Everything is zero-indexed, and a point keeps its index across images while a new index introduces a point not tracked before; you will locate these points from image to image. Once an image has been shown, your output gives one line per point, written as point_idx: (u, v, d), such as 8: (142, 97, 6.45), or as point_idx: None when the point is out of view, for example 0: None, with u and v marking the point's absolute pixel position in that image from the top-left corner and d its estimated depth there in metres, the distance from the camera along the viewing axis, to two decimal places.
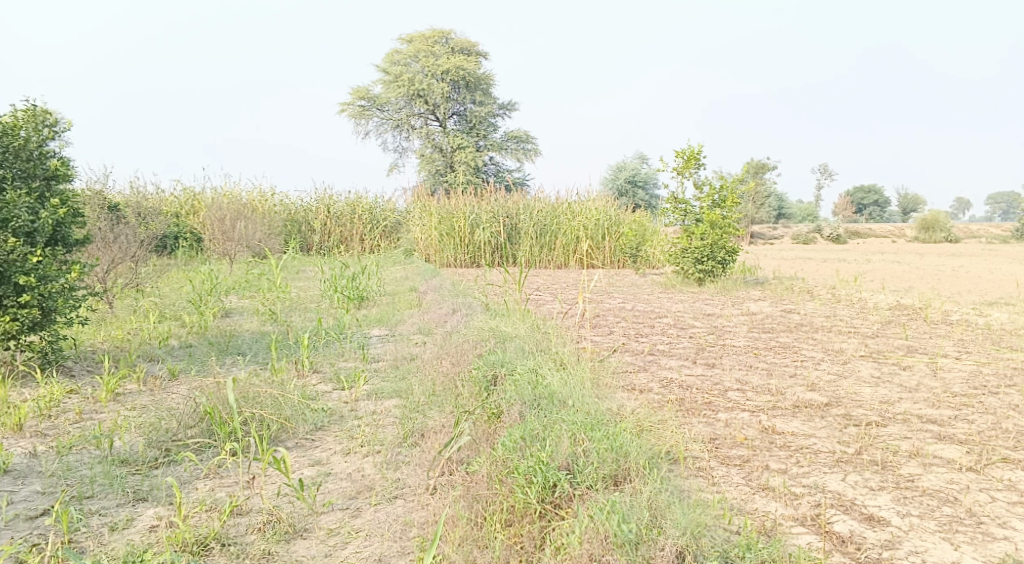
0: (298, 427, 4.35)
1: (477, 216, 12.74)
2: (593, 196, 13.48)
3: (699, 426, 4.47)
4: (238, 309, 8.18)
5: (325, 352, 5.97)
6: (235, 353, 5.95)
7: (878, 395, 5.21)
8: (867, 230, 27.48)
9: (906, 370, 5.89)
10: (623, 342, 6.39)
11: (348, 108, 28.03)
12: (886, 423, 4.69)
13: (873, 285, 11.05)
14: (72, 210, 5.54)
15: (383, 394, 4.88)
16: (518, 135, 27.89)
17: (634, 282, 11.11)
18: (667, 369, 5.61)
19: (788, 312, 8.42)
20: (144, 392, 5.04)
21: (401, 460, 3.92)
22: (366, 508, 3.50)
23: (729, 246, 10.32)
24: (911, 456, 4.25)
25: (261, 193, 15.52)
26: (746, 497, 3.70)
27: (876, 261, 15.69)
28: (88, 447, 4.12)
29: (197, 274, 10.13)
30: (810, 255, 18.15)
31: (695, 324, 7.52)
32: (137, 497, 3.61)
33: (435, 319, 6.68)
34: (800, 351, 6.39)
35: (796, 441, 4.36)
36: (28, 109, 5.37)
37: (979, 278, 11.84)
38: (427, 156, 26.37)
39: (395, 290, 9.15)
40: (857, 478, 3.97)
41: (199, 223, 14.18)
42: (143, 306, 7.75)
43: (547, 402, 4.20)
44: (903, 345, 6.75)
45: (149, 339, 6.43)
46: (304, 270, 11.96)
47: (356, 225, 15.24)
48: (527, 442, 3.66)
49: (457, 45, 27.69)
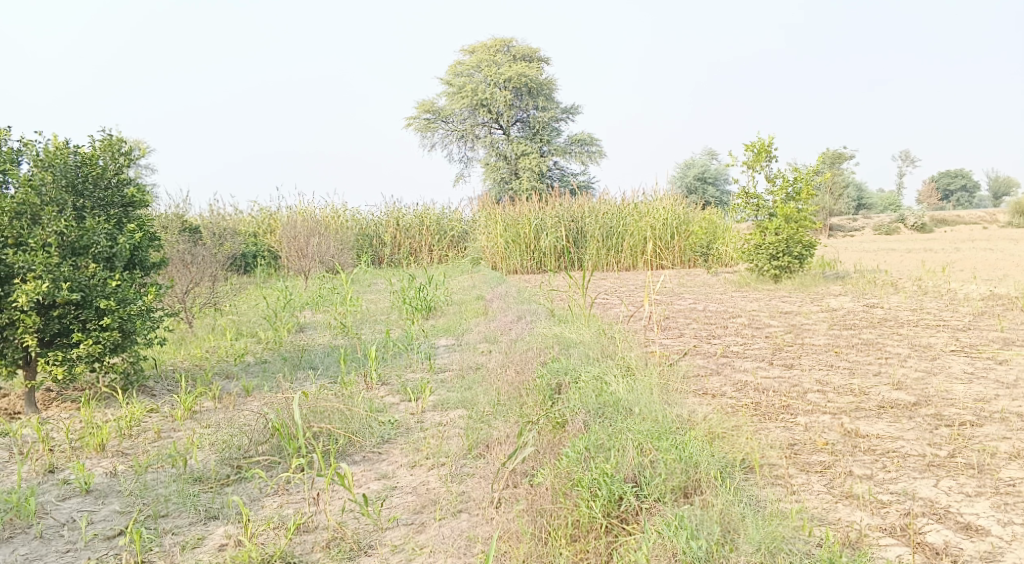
0: (365, 441, 4.35)
1: (543, 221, 12.68)
2: (662, 196, 13.27)
3: (776, 431, 4.29)
4: (310, 324, 8.32)
5: (392, 364, 5.99)
6: (306, 367, 6.02)
7: (972, 393, 4.91)
8: (956, 216, 26.26)
9: (1002, 364, 5.54)
10: (694, 345, 6.22)
11: (415, 121, 28.38)
12: (982, 422, 4.41)
13: (963, 275, 10.52)
14: (148, 233, 5.70)
15: (450, 405, 4.85)
16: (584, 138, 27.76)
17: (706, 281, 10.87)
18: (742, 371, 5.43)
19: (871, 307, 8.07)
20: (219, 409, 5.13)
21: (467, 473, 3.88)
22: (432, 523, 3.46)
23: (805, 240, 9.99)
24: (1010, 458, 3.98)
25: (332, 209, 15.83)
26: (828, 507, 3.51)
27: (966, 249, 14.95)
28: (164, 466, 4.19)
29: (271, 291, 10.37)
30: (894, 245, 17.46)
31: (771, 323, 7.28)
32: (208, 515, 3.66)
33: (502, 327, 6.64)
34: (884, 348, 6.10)
35: (882, 444, 4.14)
36: (106, 138, 5.55)
37: None
38: (494, 164, 26.45)
39: (463, 299, 9.16)
40: (950, 483, 3.73)
41: (275, 241, 14.55)
42: (220, 325, 7.94)
43: (612, 410, 4.10)
44: (999, 338, 6.38)
45: (226, 356, 6.57)
46: (375, 283, 12.11)
47: (425, 236, 15.38)
48: (592, 453, 3.56)
49: (518, 52, 27.74)
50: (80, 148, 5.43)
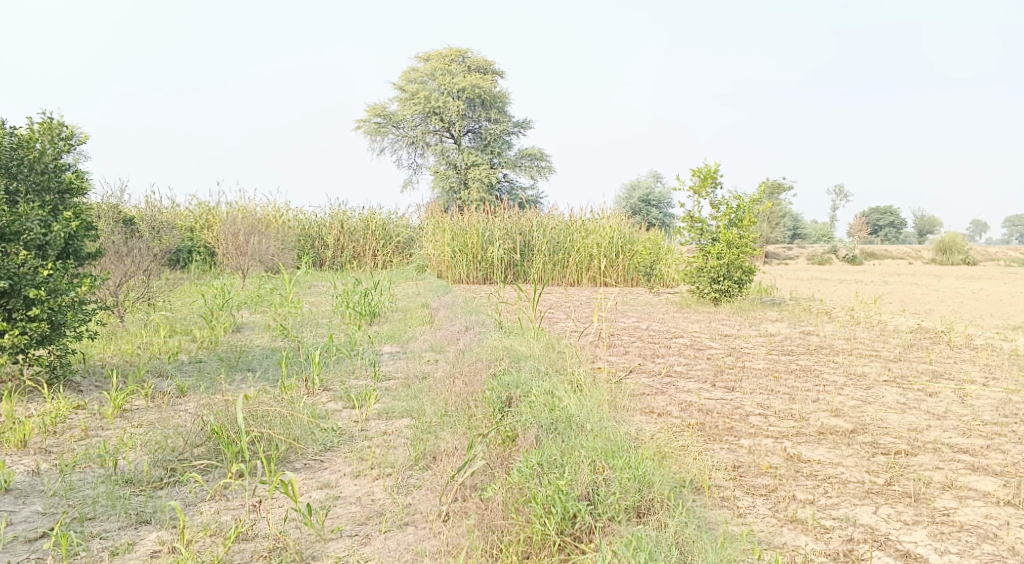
0: (307, 448, 4.23)
1: (491, 232, 12.67)
2: (609, 214, 13.38)
3: (721, 453, 4.31)
4: (248, 324, 8.08)
5: (335, 370, 5.85)
6: (244, 369, 5.82)
7: (905, 422, 5.02)
8: (885, 250, 27.17)
9: (932, 396, 5.68)
10: (639, 364, 6.24)
11: (364, 124, 28.13)
12: (916, 452, 4.50)
13: (893, 308, 10.85)
14: (85, 223, 5.44)
15: (395, 414, 4.75)
16: (532, 152, 27.92)
17: (648, 301, 10.96)
18: (686, 391, 5.45)
19: (806, 334, 8.23)
20: (152, 408, 4.91)
21: (413, 484, 3.81)
22: (376, 535, 3.37)
23: (745, 266, 10.15)
24: (944, 488, 4.05)
25: (275, 208, 15.50)
26: (774, 530, 3.54)
27: (895, 283, 15.46)
28: (92, 466, 3.99)
29: (209, 288, 10.07)
30: (826, 276, 17.94)
31: (712, 345, 7.36)
32: (140, 519, 3.50)
33: (448, 336, 6.57)
34: (821, 375, 6.20)
35: (823, 470, 4.19)
36: (45, 121, 5.30)
37: (998, 301, 11.64)
38: (442, 173, 26.26)
39: (407, 306, 9.05)
40: (889, 511, 3.79)
41: (213, 237, 14.17)
42: (155, 321, 7.65)
43: (564, 425, 4.06)
44: (928, 370, 6.55)
45: (159, 353, 6.32)
46: (317, 286, 11.90)
47: (369, 240, 15.18)
48: (545, 469, 3.53)
49: (473, 63, 27.79)
50: (17, 130, 5.18)
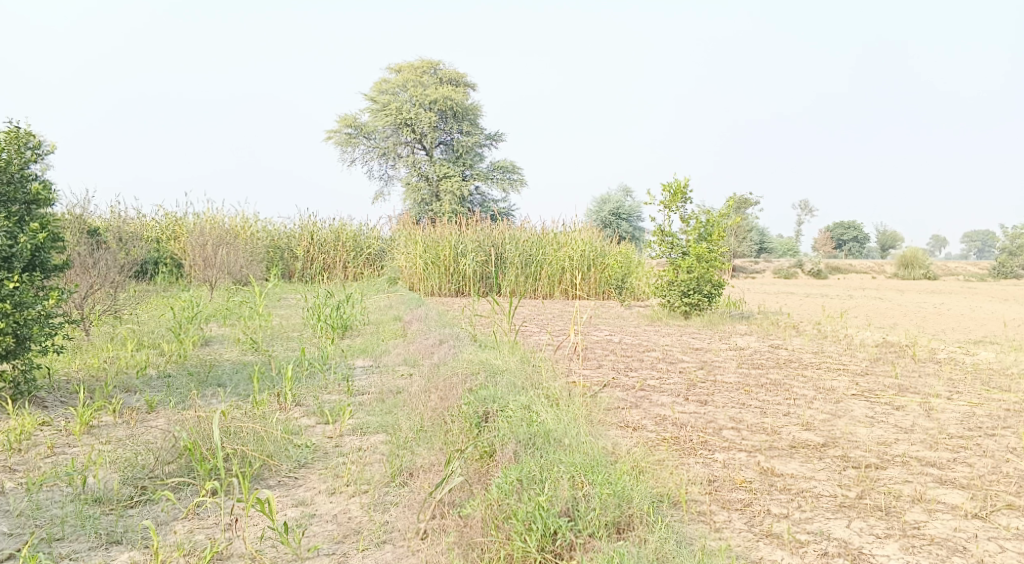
0: (281, 464, 4.19)
1: (463, 245, 12.67)
2: (580, 228, 13.44)
3: (696, 467, 4.34)
4: (218, 337, 7.98)
5: (308, 384, 5.79)
6: (215, 384, 5.74)
7: (874, 436, 5.08)
8: (849, 264, 27.59)
9: (899, 410, 5.75)
10: (613, 377, 6.26)
11: (335, 135, 28.01)
12: (885, 465, 4.55)
13: (859, 322, 11.01)
14: (52, 234, 5.33)
15: (369, 429, 4.72)
16: (503, 165, 27.99)
17: (620, 314, 11.02)
18: (660, 405, 5.48)
19: (775, 348, 8.32)
20: (121, 424, 4.82)
21: (389, 501, 3.81)
22: (354, 553, 3.39)
23: (715, 280, 10.24)
24: (914, 501, 4.10)
25: (243, 219, 15.35)
26: (750, 545, 3.57)
27: (859, 297, 15.70)
28: (60, 484, 3.90)
29: (176, 300, 9.92)
30: (794, 290, 18.18)
31: (684, 359, 7.41)
32: (110, 539, 3.45)
33: (422, 350, 6.54)
34: (791, 389, 6.26)
35: (797, 483, 4.23)
36: (11, 130, 5.20)
37: (960, 316, 11.86)
38: (412, 185, 26.22)
39: (380, 319, 9.01)
40: (861, 525, 3.83)
41: (180, 248, 13.99)
42: (122, 334, 7.51)
43: (542, 441, 4.07)
44: (894, 384, 6.65)
45: (127, 367, 6.21)
46: (286, 298, 11.80)
47: (340, 252, 15.09)
48: (524, 485, 3.54)
49: (444, 75, 27.83)
50: None
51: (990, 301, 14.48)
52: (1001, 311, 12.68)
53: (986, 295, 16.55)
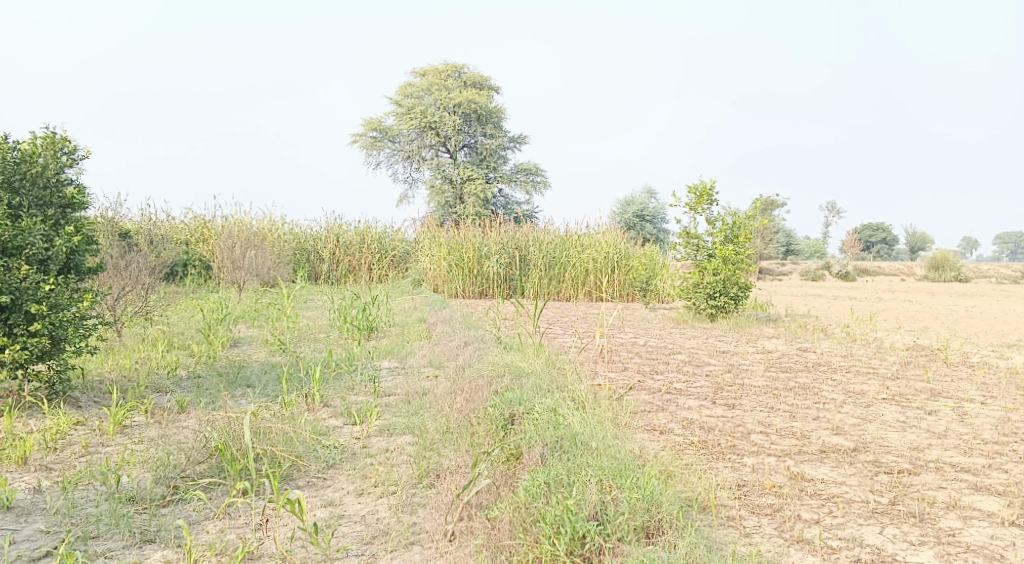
0: (310, 465, 4.21)
1: (488, 247, 12.69)
2: (605, 230, 13.41)
3: (725, 471, 4.31)
4: (245, 339, 8.05)
5: (334, 385, 5.82)
6: (243, 385, 5.79)
7: (906, 441, 5.00)
8: (877, 266, 27.28)
9: (931, 414, 5.67)
10: (639, 380, 6.23)
11: (360, 138, 28.18)
12: (918, 471, 4.48)
13: (889, 325, 10.87)
14: (87, 237, 5.40)
15: (396, 431, 4.74)
16: (528, 167, 28.01)
17: (645, 316, 10.97)
18: (687, 408, 5.44)
19: (803, 351, 8.24)
20: (152, 424, 4.87)
21: (417, 503, 3.82)
22: (383, 555, 3.41)
23: (742, 282, 10.16)
24: (948, 508, 4.03)
25: (270, 221, 15.48)
26: (781, 551, 3.54)
27: (888, 299, 15.52)
28: (94, 483, 3.95)
29: (204, 302, 10.03)
30: (821, 292, 18.00)
31: (710, 361, 7.36)
32: (144, 538, 3.49)
33: (447, 352, 6.56)
34: (820, 393, 6.20)
35: (827, 488, 4.18)
36: (47, 136, 5.28)
37: (993, 319, 11.66)
38: (437, 187, 26.31)
39: (405, 321, 9.04)
40: (894, 531, 3.78)
41: (208, 250, 14.13)
42: (151, 335, 7.60)
43: (569, 444, 4.07)
44: (926, 388, 6.55)
45: (157, 368, 6.27)
46: (313, 300, 11.88)
47: (365, 254, 15.17)
48: (552, 488, 3.54)
49: (469, 78, 27.91)
50: (19, 145, 5.16)
51: (1023, 304, 14.25)
52: None
53: (1019, 297, 16.29)
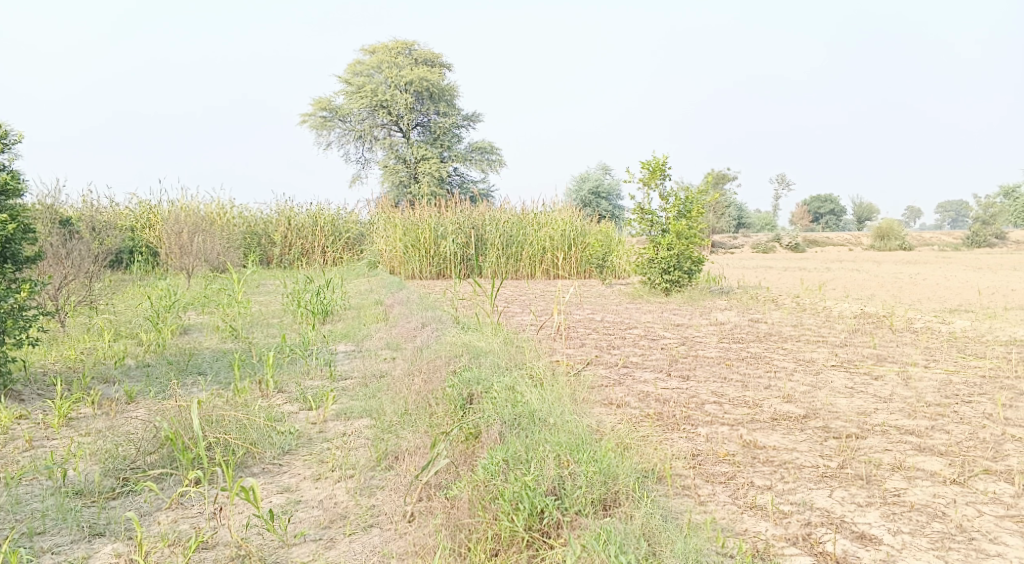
0: (265, 451, 4.16)
1: (443, 227, 12.63)
2: (559, 207, 13.43)
3: (680, 442, 4.36)
4: (196, 326, 7.90)
5: (290, 370, 5.76)
6: (195, 373, 5.69)
7: (854, 406, 5.12)
8: (825, 237, 27.82)
9: (877, 379, 5.81)
10: (595, 355, 6.28)
11: (309, 118, 27.75)
12: (866, 434, 4.59)
13: (837, 294, 11.10)
14: (24, 225, 5.21)
15: (353, 414, 4.70)
16: (481, 145, 27.89)
17: (601, 292, 11.04)
18: (643, 382, 5.49)
19: (755, 322, 8.37)
20: (99, 416, 4.75)
21: (375, 485, 3.81)
22: (341, 538, 3.40)
23: (695, 256, 10.27)
24: (894, 469, 4.14)
25: (218, 205, 15.18)
26: (734, 517, 3.60)
27: (835, 269, 15.86)
28: (39, 478, 3.86)
29: (153, 289, 9.81)
30: (772, 264, 18.31)
31: (665, 335, 7.44)
32: (93, 532, 3.43)
33: (404, 333, 6.53)
34: (771, 362, 6.31)
35: (779, 455, 4.26)
36: None
37: (936, 285, 12.00)
38: (390, 167, 26.07)
39: (361, 303, 8.96)
40: (843, 494, 3.87)
41: (155, 236, 13.81)
42: (98, 324, 7.42)
43: (527, 421, 4.08)
44: (873, 354, 6.72)
45: (104, 358, 6.12)
46: (265, 285, 11.70)
47: (318, 237, 15.00)
48: (510, 465, 3.56)
49: (419, 56, 27.62)
50: None
51: (963, 270, 14.68)
52: (976, 279, 12.83)
53: (961, 263, 16.79)
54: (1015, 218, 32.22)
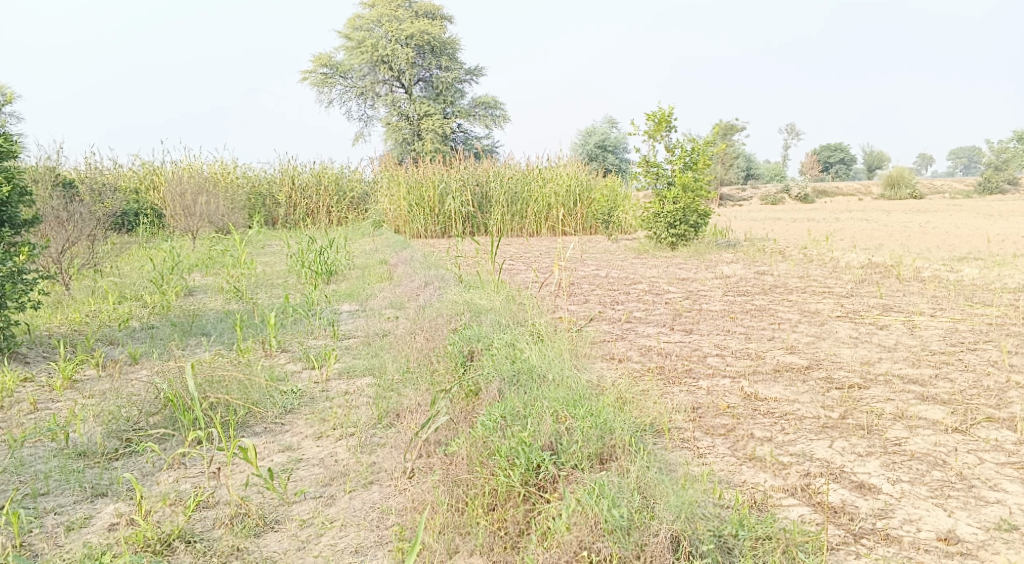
0: (266, 411, 4.19)
1: (447, 184, 12.55)
2: (565, 162, 13.32)
3: (681, 395, 4.37)
4: (200, 287, 7.91)
5: (292, 330, 5.77)
6: (198, 334, 5.69)
7: (857, 356, 5.11)
8: (835, 187, 27.55)
9: (882, 329, 5.79)
10: (599, 311, 6.27)
11: (310, 75, 27.49)
12: (868, 385, 4.58)
13: (845, 244, 11.03)
14: (18, 187, 5.18)
15: (356, 372, 4.72)
16: (486, 100, 27.65)
17: (608, 248, 10.99)
18: (646, 336, 5.50)
19: (761, 274, 8.34)
20: (103, 378, 4.78)
21: (377, 443, 3.84)
22: (341, 496, 3.45)
23: (701, 209, 10.19)
24: (895, 419, 4.14)
25: (221, 165, 15.11)
26: (733, 469, 3.61)
27: (843, 219, 15.75)
28: (43, 440, 3.90)
29: (157, 251, 9.81)
30: (781, 215, 18.17)
31: (670, 289, 7.42)
32: (95, 492, 3.48)
33: (408, 292, 6.53)
34: (776, 314, 6.29)
35: (780, 407, 4.26)
36: None
37: (946, 233, 11.88)
38: (394, 124, 25.89)
39: (365, 263, 8.95)
40: (843, 444, 3.87)
41: (159, 198, 13.79)
42: (102, 287, 7.42)
43: (526, 377, 4.09)
44: (879, 304, 6.68)
45: (108, 321, 6.14)
46: (269, 245, 11.69)
47: (323, 196, 14.95)
48: (508, 421, 3.59)
49: (420, 9, 27.22)
50: None
51: (974, 217, 14.54)
52: (986, 226, 12.71)
53: (972, 210, 16.60)
54: None
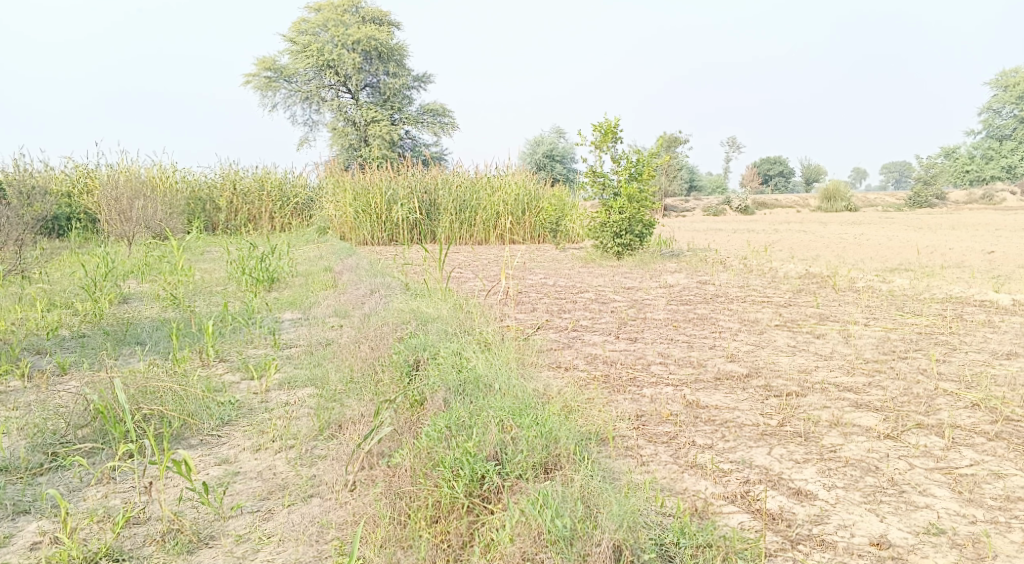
0: (203, 423, 4.07)
1: (394, 192, 12.44)
2: (513, 171, 13.34)
3: (624, 403, 4.39)
4: (136, 295, 7.67)
5: (232, 339, 5.62)
6: (132, 343, 5.51)
7: (795, 364, 5.21)
8: (774, 200, 28.17)
9: (819, 337, 5.92)
10: (546, 319, 6.27)
11: (253, 79, 27.05)
12: (805, 392, 4.66)
13: (783, 254, 11.27)
14: None
15: (297, 383, 4.62)
16: (433, 108, 27.64)
17: (554, 256, 11.03)
18: (591, 344, 5.51)
19: (703, 283, 8.45)
20: (29, 389, 4.59)
21: (318, 455, 3.76)
22: (279, 510, 3.36)
23: (646, 219, 10.28)
24: (832, 426, 4.22)
25: (159, 168, 14.74)
26: (675, 477, 3.63)
27: (783, 230, 16.11)
28: None
29: (90, 257, 9.50)
30: (722, 226, 18.54)
31: (615, 298, 7.46)
32: (17, 510, 3.34)
33: (353, 300, 6.44)
34: (717, 322, 6.38)
35: (721, 414, 4.30)
36: None
37: (879, 245, 12.25)
38: (339, 130, 25.64)
39: (309, 270, 8.82)
40: (781, 451, 3.93)
41: (93, 202, 13.39)
42: (31, 294, 7.14)
43: (472, 386, 4.05)
44: (816, 313, 6.83)
45: (36, 329, 5.91)
46: (209, 251, 11.44)
47: (265, 202, 14.70)
48: (452, 432, 3.55)
49: (367, 14, 27.03)
50: None
51: (905, 229, 15.02)
52: (917, 238, 13.12)
53: (904, 223, 17.15)
54: (955, 178, 33.11)
